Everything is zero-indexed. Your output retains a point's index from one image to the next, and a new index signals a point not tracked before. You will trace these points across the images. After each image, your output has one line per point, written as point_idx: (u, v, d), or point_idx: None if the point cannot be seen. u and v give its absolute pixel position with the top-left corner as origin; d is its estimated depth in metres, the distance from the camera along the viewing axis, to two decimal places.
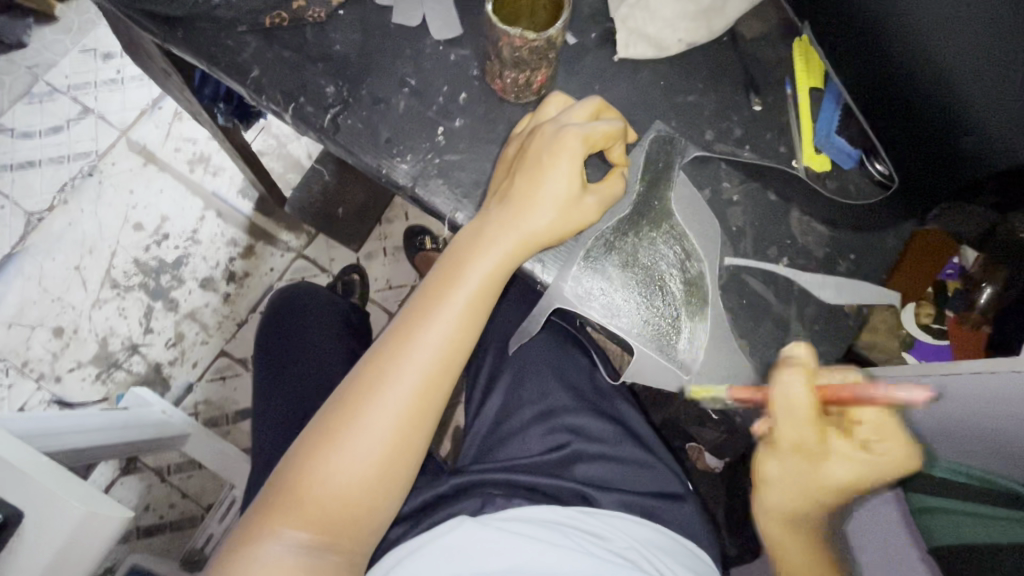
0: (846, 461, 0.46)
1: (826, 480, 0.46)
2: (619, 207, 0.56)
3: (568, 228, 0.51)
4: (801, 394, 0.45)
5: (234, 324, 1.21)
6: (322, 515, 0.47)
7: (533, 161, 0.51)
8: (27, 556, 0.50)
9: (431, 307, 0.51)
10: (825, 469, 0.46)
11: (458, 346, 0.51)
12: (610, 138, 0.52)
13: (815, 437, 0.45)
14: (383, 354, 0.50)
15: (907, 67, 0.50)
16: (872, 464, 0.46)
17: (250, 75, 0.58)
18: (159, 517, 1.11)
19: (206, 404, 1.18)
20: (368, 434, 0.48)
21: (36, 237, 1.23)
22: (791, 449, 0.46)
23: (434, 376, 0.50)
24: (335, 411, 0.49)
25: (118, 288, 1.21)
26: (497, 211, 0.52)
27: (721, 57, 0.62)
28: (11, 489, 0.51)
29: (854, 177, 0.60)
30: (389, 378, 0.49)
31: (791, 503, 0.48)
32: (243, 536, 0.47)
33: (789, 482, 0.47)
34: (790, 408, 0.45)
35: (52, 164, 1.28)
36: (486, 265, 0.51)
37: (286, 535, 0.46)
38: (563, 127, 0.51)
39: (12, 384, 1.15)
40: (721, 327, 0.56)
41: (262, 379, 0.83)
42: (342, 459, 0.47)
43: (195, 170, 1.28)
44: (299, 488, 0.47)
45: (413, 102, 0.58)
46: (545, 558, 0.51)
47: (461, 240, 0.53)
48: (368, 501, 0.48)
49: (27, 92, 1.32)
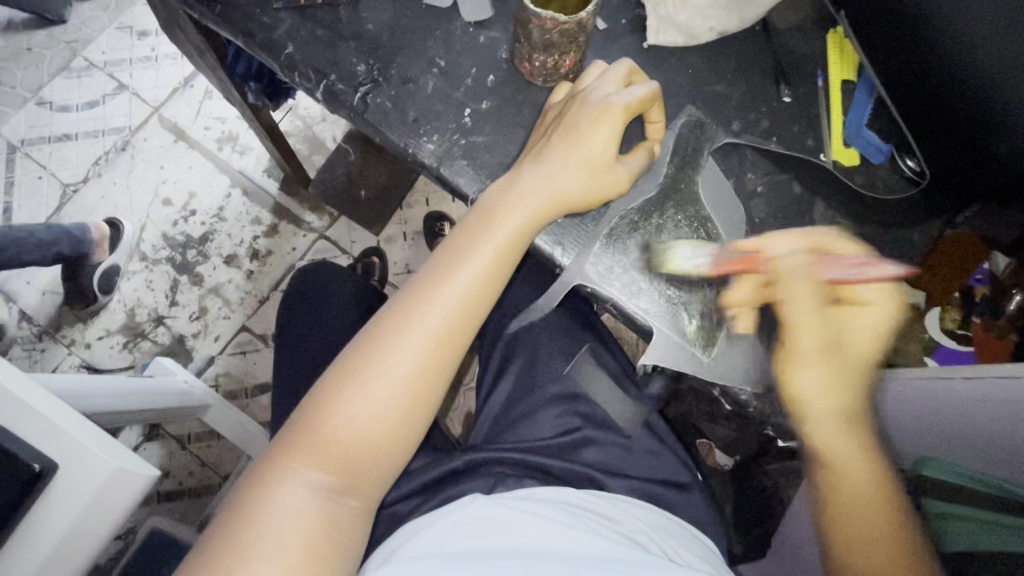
0: (851, 333, 0.50)
1: (851, 354, 0.49)
2: (649, 180, 0.56)
3: (597, 194, 0.53)
4: (801, 280, 0.49)
5: (256, 301, 1.24)
6: (340, 456, 0.48)
7: (570, 126, 0.52)
8: (57, 509, 0.52)
9: (458, 262, 0.52)
10: (848, 350, 0.49)
11: (479, 300, 0.51)
12: (648, 102, 0.52)
13: (828, 333, 0.49)
14: (406, 300, 0.51)
15: (945, 59, 0.49)
16: (867, 324, 0.49)
17: (284, 52, 0.59)
18: (180, 483, 1.16)
19: (226, 376, 1.21)
20: (388, 380, 0.48)
21: (72, 208, 1.27)
22: (813, 351, 0.48)
23: (456, 327, 0.50)
24: (357, 355, 0.50)
25: (146, 260, 1.25)
26: (531, 171, 0.53)
27: (752, 47, 0.61)
28: (45, 443, 0.53)
29: (884, 173, 0.58)
30: (411, 325, 0.50)
31: (834, 400, 0.48)
32: (262, 475, 0.47)
33: (821, 383, 0.48)
34: (795, 300, 0.48)
35: (87, 138, 1.31)
36: (513, 223, 0.52)
37: (305, 474, 0.47)
38: (605, 96, 0.52)
39: (45, 348, 1.20)
40: (688, 255, 0.54)
41: (283, 354, 0.86)
42: (365, 402, 0.48)
43: (223, 149, 1.31)
44: (320, 427, 0.48)
45: (441, 83, 0.58)
46: (558, 538, 0.51)
47: (489, 196, 0.54)
48: (385, 448, 0.49)
49: (66, 67, 1.35)
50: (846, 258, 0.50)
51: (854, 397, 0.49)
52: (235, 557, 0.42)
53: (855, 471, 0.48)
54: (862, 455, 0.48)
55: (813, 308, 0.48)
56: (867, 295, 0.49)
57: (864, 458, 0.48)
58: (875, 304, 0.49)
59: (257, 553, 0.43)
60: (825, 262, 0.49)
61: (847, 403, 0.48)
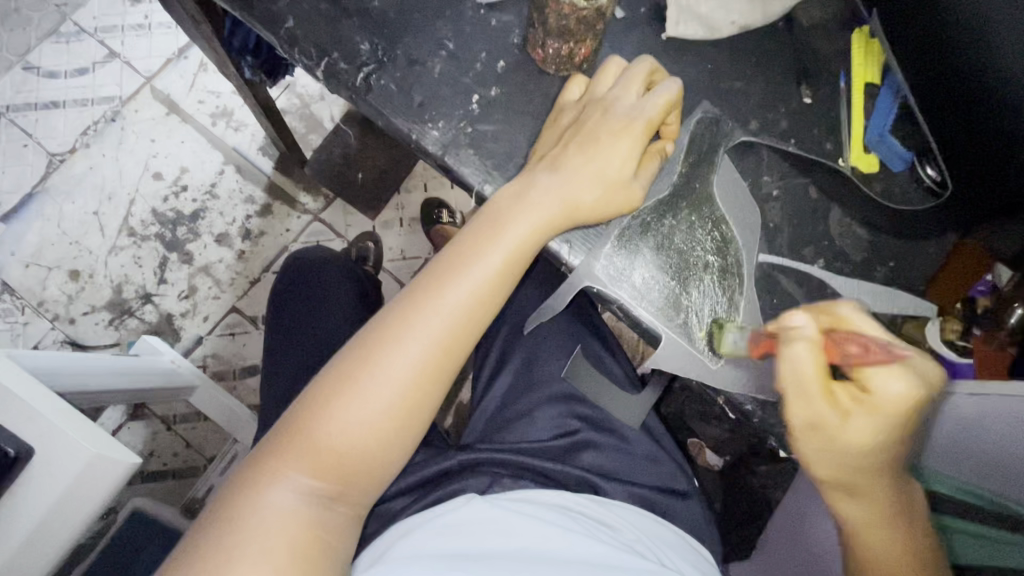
0: (861, 416, 0.46)
1: (852, 441, 0.46)
2: (660, 184, 0.54)
3: (612, 207, 0.51)
4: (807, 364, 0.46)
5: (247, 282, 1.21)
6: (331, 463, 0.46)
7: (588, 137, 0.51)
8: (33, 496, 0.50)
9: (464, 264, 0.50)
10: (848, 430, 0.46)
11: (483, 305, 0.49)
12: (670, 112, 0.51)
13: (827, 407, 0.46)
14: (404, 303, 0.49)
15: (973, 73, 0.47)
16: (881, 408, 0.46)
17: (284, 25, 0.55)
18: (164, 464, 1.14)
19: (215, 358, 1.19)
20: (384, 386, 0.47)
21: (57, 178, 1.23)
22: (805, 424, 0.47)
23: (457, 332, 0.49)
24: (354, 356, 0.48)
25: (134, 236, 1.21)
26: (548, 175, 0.51)
27: (774, 43, 0.58)
28: (22, 426, 0.50)
29: (902, 181, 0.57)
30: (412, 328, 0.48)
31: (833, 472, 0.48)
32: (249, 477, 0.45)
33: (816, 455, 0.48)
34: (790, 372, 0.47)
35: (75, 107, 1.27)
36: (522, 228, 0.50)
37: (295, 480, 0.45)
38: (628, 110, 0.51)
39: (27, 322, 1.16)
40: (737, 324, 0.52)
41: (274, 339, 0.83)
42: (359, 406, 0.46)
43: (217, 124, 1.27)
44: (313, 431, 0.46)
45: (449, 67, 0.56)
46: (555, 543, 0.50)
47: (497, 198, 0.52)
48: (380, 455, 0.47)
49: (54, 31, 1.30)
50: (857, 336, 0.47)
51: (865, 471, 0.47)
52: (220, 564, 0.41)
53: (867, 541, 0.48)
54: (871, 527, 0.47)
55: (814, 388, 0.46)
56: (884, 380, 0.46)
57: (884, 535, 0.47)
58: (893, 383, 0.46)
59: (243, 563, 0.41)
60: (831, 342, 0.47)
61: (854, 478, 0.47)
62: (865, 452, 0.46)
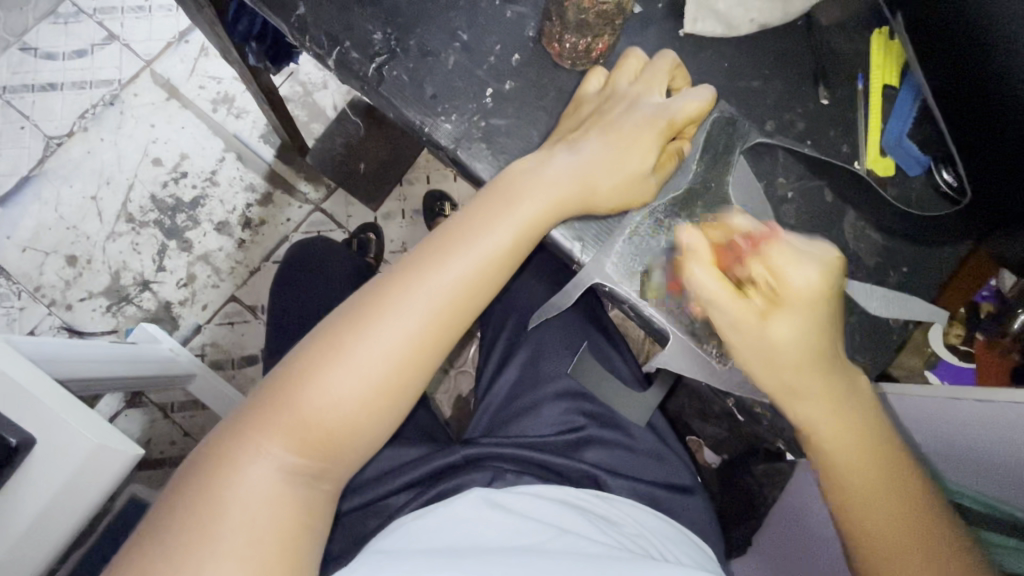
0: (779, 317, 0.43)
1: (782, 345, 0.43)
2: (674, 183, 0.54)
3: (627, 198, 0.51)
4: (712, 280, 0.44)
5: (246, 271, 1.20)
6: (317, 432, 0.45)
7: (613, 128, 0.52)
8: (32, 487, 0.49)
9: (467, 237, 0.49)
10: (773, 335, 0.43)
11: (485, 280, 0.49)
12: (698, 117, 0.51)
13: (751, 318, 0.43)
14: (403, 277, 0.48)
15: (1002, 77, 0.46)
16: (798, 308, 0.43)
17: (295, 12, 0.54)
18: (161, 452, 1.13)
19: (213, 346, 1.18)
20: (377, 356, 0.46)
21: (55, 162, 1.21)
22: (741, 341, 0.44)
23: (455, 306, 0.48)
24: (348, 326, 0.47)
25: (133, 222, 1.20)
26: (566, 154, 0.51)
27: (793, 42, 0.58)
28: (23, 415, 0.50)
29: (917, 186, 0.57)
30: (408, 299, 0.47)
31: (779, 382, 0.44)
32: (231, 446, 0.45)
33: (762, 371, 0.44)
34: (703, 297, 0.45)
35: (73, 90, 1.24)
36: (533, 206, 0.49)
37: (277, 450, 0.44)
38: (656, 107, 0.51)
39: (23, 307, 1.15)
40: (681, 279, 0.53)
41: (276, 331, 0.83)
42: (348, 376, 0.45)
43: (218, 110, 1.25)
44: (298, 399, 0.45)
45: (462, 59, 0.55)
46: (558, 540, 0.49)
47: (506, 175, 0.51)
48: (369, 424, 0.47)
49: (52, 11, 1.27)
50: (748, 243, 0.45)
51: (810, 374, 0.44)
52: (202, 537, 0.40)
53: (836, 448, 0.44)
54: (838, 430, 0.44)
55: (729, 304, 0.43)
56: (793, 276, 0.42)
57: (846, 433, 0.44)
58: (800, 275, 0.42)
59: (223, 539, 0.41)
60: (727, 254, 0.46)
61: (802, 386, 0.44)
62: (800, 353, 0.43)
